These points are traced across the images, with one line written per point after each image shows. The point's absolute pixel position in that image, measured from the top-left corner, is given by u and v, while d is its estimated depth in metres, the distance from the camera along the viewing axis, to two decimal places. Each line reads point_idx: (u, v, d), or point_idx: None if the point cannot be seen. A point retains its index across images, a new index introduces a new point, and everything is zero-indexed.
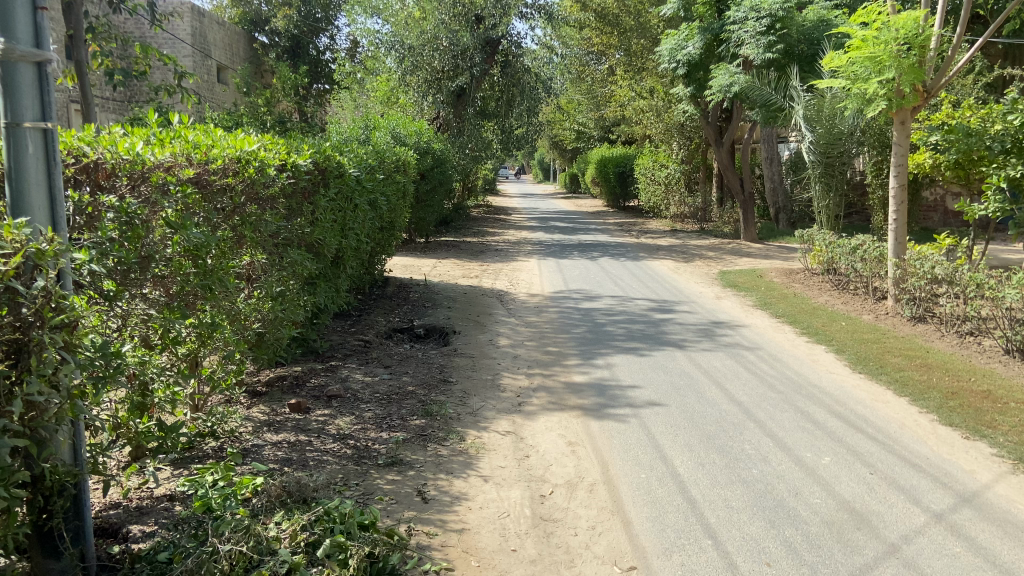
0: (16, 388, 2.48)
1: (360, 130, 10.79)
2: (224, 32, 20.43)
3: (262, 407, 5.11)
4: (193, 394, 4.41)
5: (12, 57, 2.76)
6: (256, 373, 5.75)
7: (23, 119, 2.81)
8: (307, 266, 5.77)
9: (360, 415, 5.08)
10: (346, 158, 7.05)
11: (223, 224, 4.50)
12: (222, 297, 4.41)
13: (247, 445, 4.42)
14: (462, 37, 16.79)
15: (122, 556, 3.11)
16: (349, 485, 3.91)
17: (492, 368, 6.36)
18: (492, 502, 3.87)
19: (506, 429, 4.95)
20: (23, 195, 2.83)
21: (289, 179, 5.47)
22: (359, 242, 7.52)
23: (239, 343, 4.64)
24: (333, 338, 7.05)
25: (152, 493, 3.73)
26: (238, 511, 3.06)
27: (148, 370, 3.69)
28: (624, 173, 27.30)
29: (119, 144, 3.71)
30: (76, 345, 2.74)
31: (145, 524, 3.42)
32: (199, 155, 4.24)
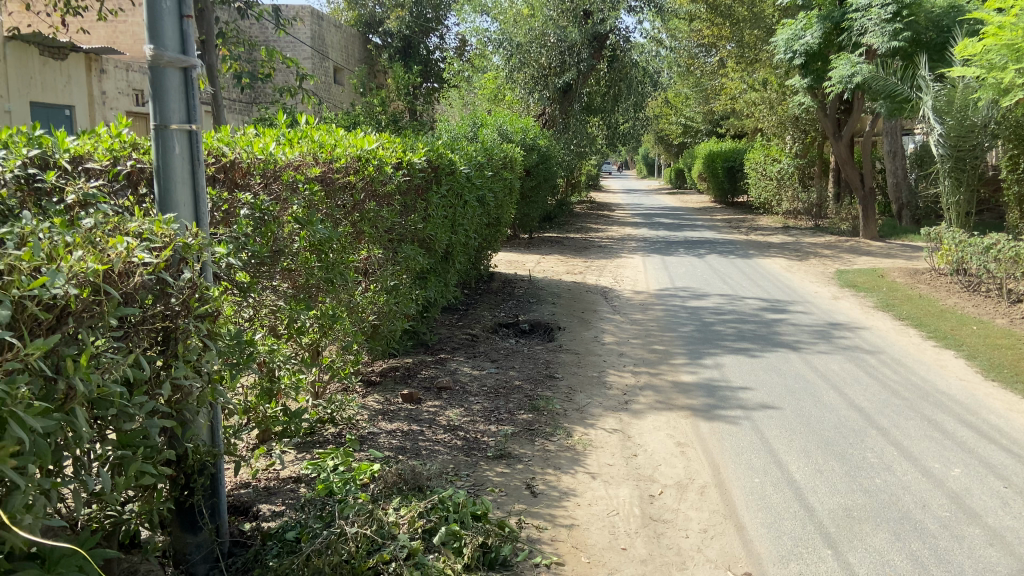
0: (164, 372, 2.68)
1: (468, 127, 10.97)
2: (341, 34, 21.36)
3: (377, 396, 5.31)
4: (314, 381, 4.63)
5: (161, 63, 2.99)
6: (370, 363, 5.98)
7: (170, 121, 3.03)
8: (419, 260, 5.94)
9: (469, 407, 5.18)
10: (457, 156, 7.19)
11: (344, 220, 4.70)
12: (342, 290, 4.62)
13: (364, 432, 4.60)
14: (570, 33, 16.75)
15: (253, 533, 3.29)
16: (460, 475, 4.01)
17: (599, 365, 6.34)
18: (601, 499, 3.87)
19: (614, 426, 4.93)
20: (170, 192, 3.05)
21: (405, 176, 5.64)
22: (468, 238, 7.66)
23: (356, 334, 4.83)
24: (442, 332, 7.24)
25: (278, 475, 3.96)
26: (360, 496, 3.21)
27: (277, 357, 3.94)
28: (734, 168, 26.47)
29: (255, 145, 3.94)
30: (216, 334, 2.93)
31: (273, 504, 3.61)
32: (324, 154, 4.44)
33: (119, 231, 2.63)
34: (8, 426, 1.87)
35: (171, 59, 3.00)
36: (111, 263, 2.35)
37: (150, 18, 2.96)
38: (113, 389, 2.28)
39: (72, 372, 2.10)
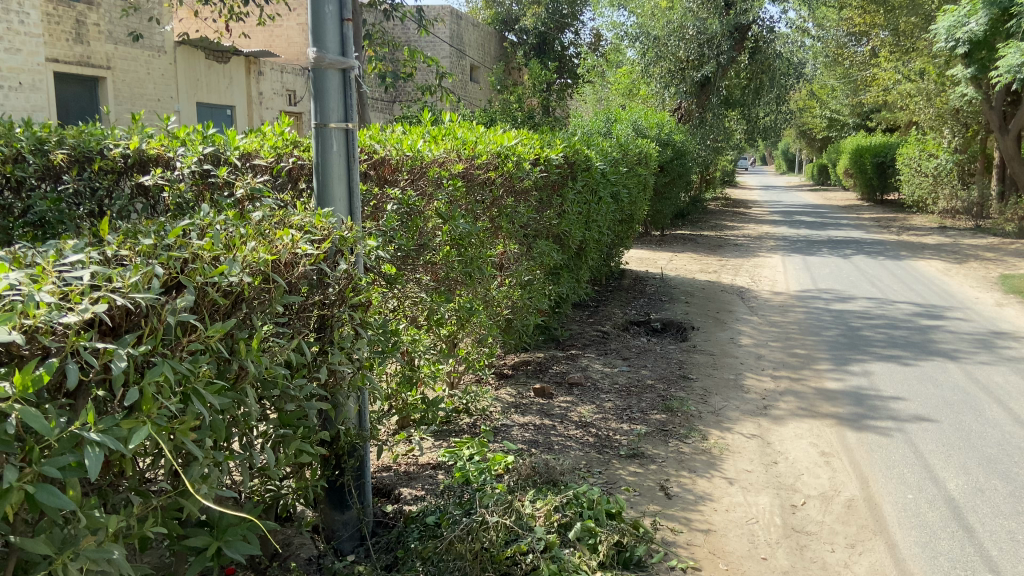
0: (321, 357, 2.85)
1: (602, 122, 10.91)
2: (478, 33, 21.84)
3: (510, 389, 5.40)
4: (450, 372, 4.78)
5: (322, 65, 3.16)
6: (503, 356, 6.08)
7: (329, 120, 3.20)
8: (553, 256, 5.99)
9: (600, 404, 5.16)
10: (593, 151, 7.17)
11: (482, 215, 4.82)
12: (479, 283, 4.72)
13: (498, 424, 4.69)
14: (709, 25, 16.31)
15: (395, 515, 3.43)
16: (593, 472, 4.00)
17: (735, 368, 6.14)
18: (740, 506, 3.75)
19: (752, 431, 4.77)
20: (327, 188, 3.23)
21: (542, 172, 5.69)
22: (601, 234, 7.62)
23: (492, 328, 4.93)
24: (573, 328, 7.26)
25: (418, 461, 4.12)
26: (498, 486, 3.27)
27: (418, 348, 4.10)
28: (884, 164, 24.87)
29: (404, 142, 4.14)
30: (368, 323, 3.08)
31: (413, 488, 3.76)
32: (467, 151, 4.55)
33: (284, 224, 2.84)
34: (189, 402, 2.03)
35: (332, 61, 3.16)
36: (279, 254, 2.52)
37: (314, 23, 3.13)
38: (278, 371, 2.45)
39: (244, 354, 2.26)
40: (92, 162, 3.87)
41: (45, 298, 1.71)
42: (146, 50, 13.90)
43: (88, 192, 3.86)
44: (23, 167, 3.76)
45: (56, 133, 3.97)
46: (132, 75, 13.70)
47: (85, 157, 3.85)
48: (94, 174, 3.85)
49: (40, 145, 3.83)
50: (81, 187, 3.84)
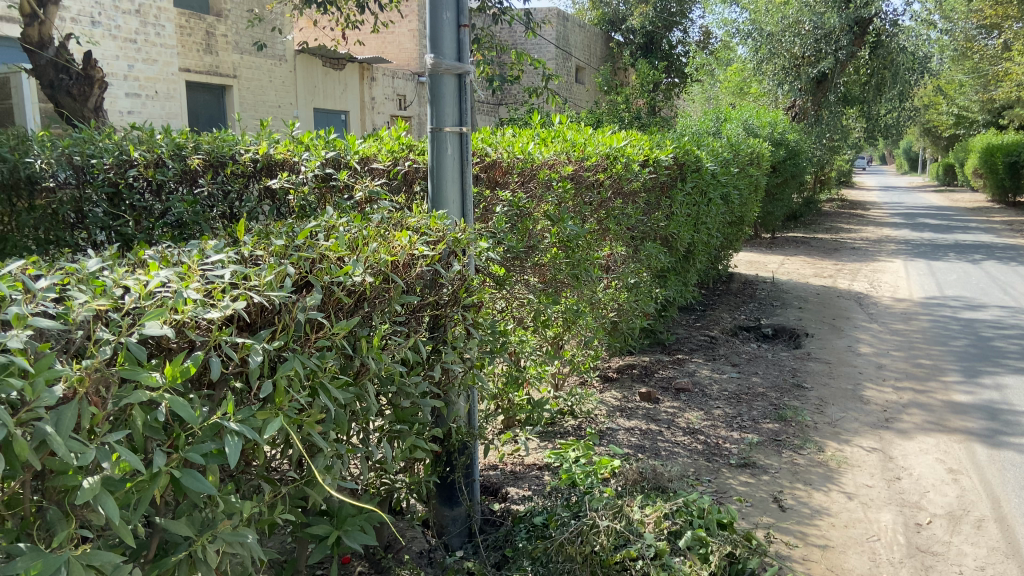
0: (434, 356, 2.93)
1: (712, 122, 10.65)
2: (584, 33, 21.82)
3: (615, 393, 5.36)
4: (556, 373, 4.80)
5: (439, 71, 3.24)
6: (608, 359, 6.04)
7: (445, 124, 3.28)
8: (661, 259, 5.90)
9: (709, 411, 5.05)
10: (703, 152, 7.00)
11: (590, 218, 4.80)
12: (586, 286, 4.69)
13: (603, 427, 4.67)
14: (827, 19, 15.58)
15: (503, 514, 3.47)
16: (702, 480, 3.92)
17: (853, 377, 5.87)
18: (859, 522, 3.58)
19: (872, 445, 4.54)
20: (441, 190, 3.31)
21: (651, 174, 5.61)
22: (710, 236, 7.43)
23: (597, 330, 4.90)
24: (680, 332, 7.13)
25: (524, 461, 4.17)
26: (606, 490, 3.25)
27: (525, 349, 4.14)
28: (1018, 164, 23.07)
29: (515, 145, 4.20)
30: (479, 323, 3.15)
31: (520, 488, 3.81)
32: (576, 153, 4.57)
33: (402, 226, 2.95)
34: (317, 396, 2.13)
35: (448, 66, 3.24)
36: (398, 256, 2.61)
37: (432, 29, 3.22)
38: (396, 368, 2.54)
39: (366, 351, 2.36)
40: (225, 167, 4.12)
41: (192, 295, 1.83)
42: (268, 59, 14.62)
43: (221, 194, 4.11)
44: (164, 171, 4.06)
45: (193, 140, 4.27)
46: (255, 83, 14.43)
47: (218, 161, 4.11)
48: (228, 177, 4.09)
49: (178, 151, 4.15)
50: (215, 189, 4.09)
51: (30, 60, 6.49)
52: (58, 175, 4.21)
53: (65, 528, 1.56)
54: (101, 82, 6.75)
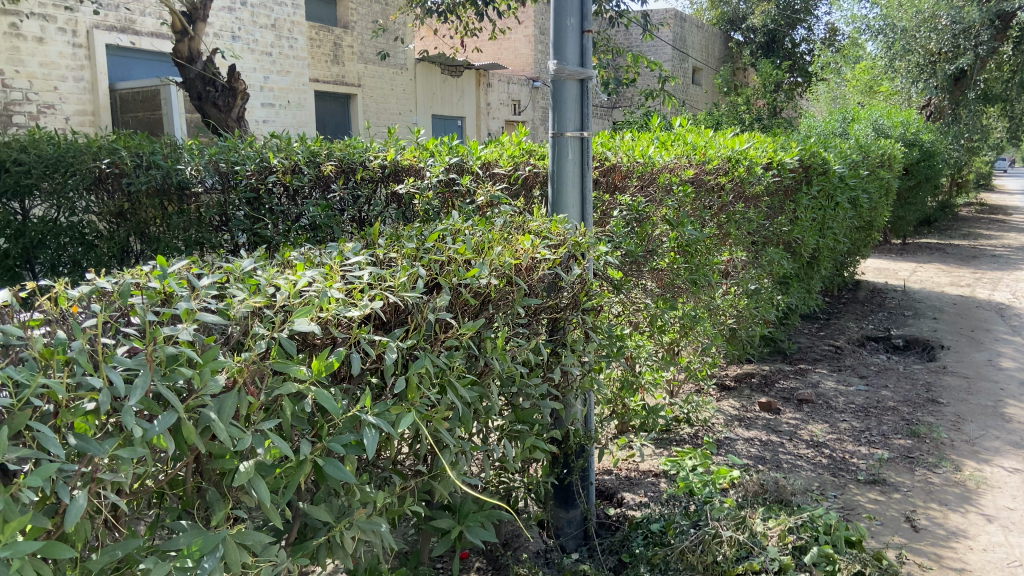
0: (554, 358, 2.98)
1: (838, 123, 10.20)
2: (702, 34, 21.42)
3: (733, 401, 5.24)
4: (672, 380, 4.73)
5: (562, 76, 3.27)
6: (726, 367, 5.90)
7: (565, 129, 3.31)
8: (783, 264, 5.71)
9: (834, 424, 4.84)
10: (830, 154, 6.73)
11: (710, 222, 4.74)
12: (705, 292, 4.61)
13: (721, 436, 4.57)
14: (967, 13, 14.58)
15: (618, 519, 3.47)
16: (826, 495, 3.76)
17: (995, 394, 5.46)
18: (1000, 547, 3.34)
19: (1016, 466, 4.22)
20: (561, 195, 3.35)
21: (775, 177, 5.46)
22: (837, 241, 7.12)
23: (715, 337, 4.80)
24: (802, 341, 6.87)
25: (638, 467, 4.15)
26: (726, 500, 3.18)
27: (641, 354, 4.11)
28: None
29: (635, 150, 4.26)
30: (599, 327, 3.16)
31: (636, 494, 3.79)
32: (697, 156, 4.54)
33: (524, 230, 3.02)
34: (445, 393, 2.21)
35: (571, 72, 3.27)
36: (521, 259, 2.66)
37: (555, 36, 3.26)
38: (518, 369, 2.60)
39: (490, 351, 2.43)
40: (355, 173, 4.33)
41: (335, 294, 1.94)
42: (391, 68, 15.17)
43: (352, 199, 4.33)
44: (300, 177, 4.32)
45: (326, 147, 4.51)
46: (378, 91, 15.01)
47: (350, 167, 4.32)
48: (358, 183, 4.31)
49: (313, 158, 4.39)
50: (347, 194, 4.32)
51: (181, 74, 7.01)
52: (205, 180, 4.56)
53: (222, 507, 1.69)
54: (243, 94, 7.20)
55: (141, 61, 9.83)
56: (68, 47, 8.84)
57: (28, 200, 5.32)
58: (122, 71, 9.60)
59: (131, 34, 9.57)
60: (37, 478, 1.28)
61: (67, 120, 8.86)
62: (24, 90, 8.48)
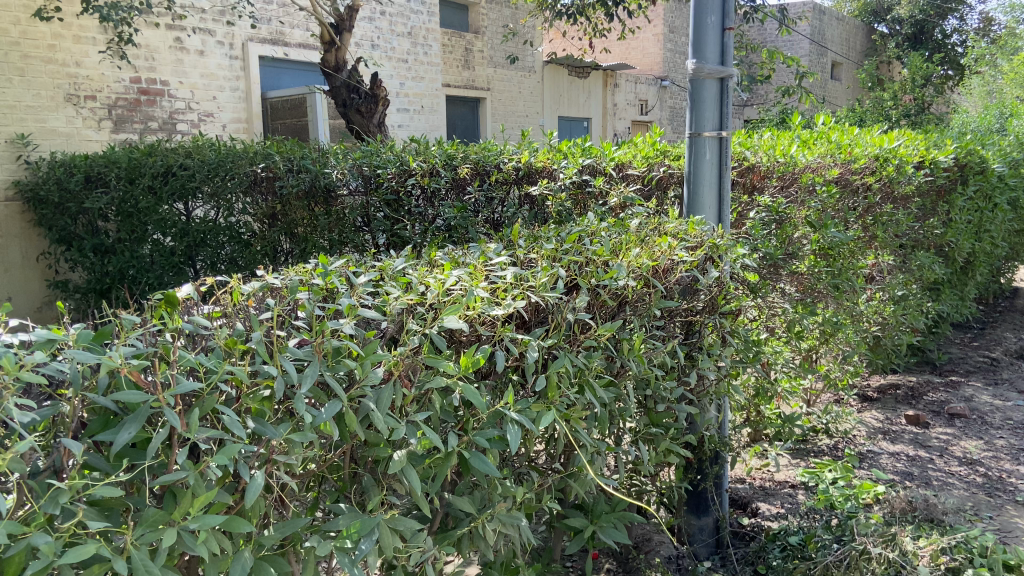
0: (690, 361, 2.94)
1: (997, 119, 9.46)
2: (841, 27, 20.43)
3: (876, 413, 4.96)
4: (809, 388, 4.55)
5: (701, 75, 3.23)
6: (868, 378, 5.59)
7: (703, 129, 3.26)
8: (935, 269, 5.36)
9: (990, 441, 4.48)
10: (989, 152, 6.26)
11: (854, 223, 4.53)
12: (847, 297, 4.39)
13: (863, 449, 4.34)
14: None
15: (753, 530, 3.37)
16: (983, 516, 3.50)
17: None
18: None
19: None
20: (698, 196, 3.29)
21: (927, 177, 5.13)
22: (994, 246, 6.59)
23: (858, 345, 4.56)
24: (953, 351, 6.40)
25: (773, 477, 4.02)
26: (871, 515, 3.03)
27: (778, 360, 3.97)
28: None
29: (776, 149, 4.27)
30: (736, 331, 3.09)
31: (772, 505, 3.68)
32: (842, 155, 4.40)
33: (661, 232, 3.02)
34: (584, 392, 2.23)
35: (710, 71, 3.22)
36: (659, 260, 2.64)
37: (695, 34, 3.22)
38: (654, 371, 2.59)
39: (627, 353, 2.42)
40: (490, 175, 4.45)
41: (481, 292, 2.02)
42: (519, 71, 15.39)
43: (487, 201, 4.43)
44: (437, 180, 4.48)
45: (462, 150, 4.65)
46: (506, 94, 15.26)
47: (485, 170, 4.44)
48: (492, 185, 4.41)
49: (450, 161, 4.53)
50: (481, 196, 4.44)
51: (329, 83, 7.43)
52: (349, 183, 4.81)
53: (377, 493, 1.79)
54: (384, 99, 7.52)
55: (289, 70, 10.45)
56: (225, 59, 9.55)
57: (190, 201, 5.78)
58: (272, 80, 10.25)
59: (283, 46, 10.22)
60: (223, 457, 1.39)
61: (224, 127, 9.60)
62: (187, 99, 9.24)
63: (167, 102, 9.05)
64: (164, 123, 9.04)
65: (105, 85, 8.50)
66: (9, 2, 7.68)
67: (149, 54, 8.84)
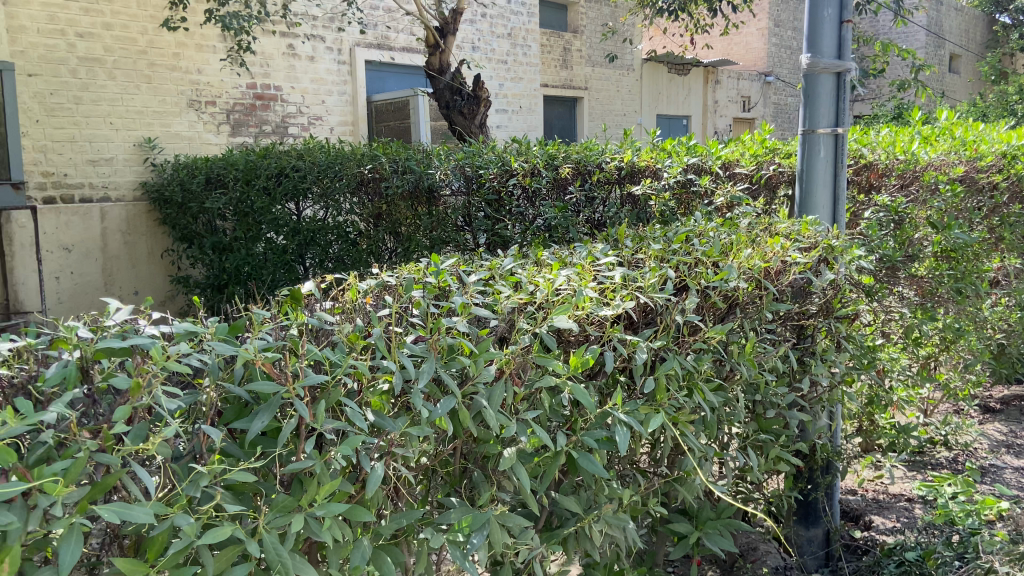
0: (803, 366, 2.84)
1: None
2: (960, 17, 19.33)
3: (1000, 426, 4.65)
4: (926, 397, 4.31)
5: (816, 70, 3.12)
6: (991, 388, 5.25)
7: (818, 126, 3.14)
8: None
9: None
10: None
11: (980, 224, 4.25)
12: (970, 304, 3.97)
13: (985, 463, 4.08)
14: None
15: (865, 543, 3.23)
16: None
17: None
18: None
19: None
20: (811, 195, 3.17)
21: None
22: None
23: (982, 352, 4.28)
24: None
25: (887, 489, 3.84)
26: (997, 533, 2.84)
27: (895, 367, 3.77)
28: None
29: (896, 146, 4.13)
30: (852, 335, 2.96)
31: (886, 518, 3.51)
32: (967, 153, 4.17)
33: (772, 232, 2.94)
34: (693, 394, 2.19)
35: (826, 65, 3.10)
36: (772, 262, 2.57)
37: (810, 28, 3.11)
38: (765, 375, 2.51)
39: (737, 356, 2.36)
40: (592, 175, 4.45)
41: (590, 293, 2.01)
42: (618, 70, 15.27)
43: (588, 200, 4.44)
44: (539, 180, 4.50)
45: (563, 149, 4.65)
46: (604, 93, 15.16)
47: (586, 170, 4.44)
48: (594, 184, 4.42)
49: (551, 160, 4.54)
50: (582, 196, 4.44)
51: (433, 85, 7.59)
52: (452, 183, 4.92)
53: (487, 489, 1.82)
54: (486, 101, 7.61)
55: (393, 74, 10.74)
56: (334, 64, 9.90)
57: (301, 201, 6.01)
58: (378, 84, 10.54)
59: (388, 50, 10.51)
60: (346, 448, 1.44)
61: (332, 130, 9.95)
62: (298, 104, 9.62)
63: (279, 106, 9.46)
64: (276, 126, 9.44)
65: (223, 91, 8.96)
66: (138, 15, 8.22)
67: (264, 61, 9.27)
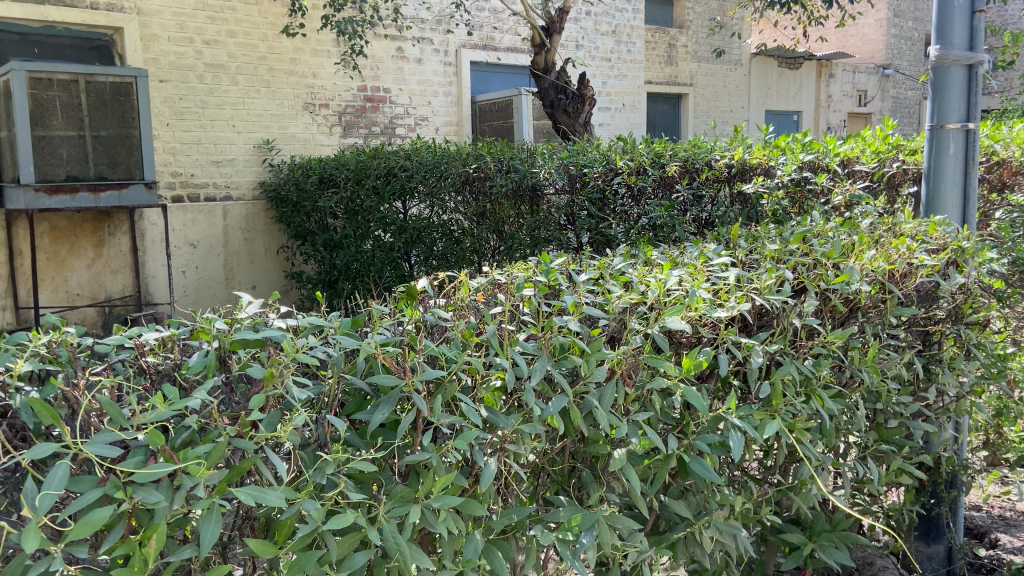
0: (929, 375, 2.68)
1: None
2: None
3: None
4: None
5: (945, 63, 2.93)
6: None
7: (947, 121, 2.96)
8: None
9: None
10: None
11: None
12: None
13: None
14: None
15: (992, 561, 3.04)
16: None
17: None
18: None
19: None
20: (938, 194, 2.99)
21: None
22: None
23: None
24: None
25: (1016, 506, 3.59)
26: None
27: None
28: None
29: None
30: (984, 343, 2.77)
31: (1014, 537, 3.28)
32: None
33: (897, 233, 2.80)
34: (811, 401, 2.11)
35: (957, 57, 2.91)
36: (897, 264, 2.44)
37: (939, 18, 2.93)
38: (887, 384, 2.39)
39: (858, 362, 2.26)
40: (700, 173, 4.39)
41: (704, 294, 1.97)
42: (725, 65, 14.85)
43: (696, 199, 4.39)
44: (645, 178, 4.46)
45: (670, 147, 4.58)
46: (710, 89, 14.78)
47: (694, 167, 4.38)
48: (703, 183, 4.35)
49: (658, 159, 4.48)
50: (689, 194, 4.40)
51: (538, 84, 7.61)
52: (556, 182, 4.91)
53: (597, 490, 1.81)
54: (591, 99, 7.58)
55: (497, 74, 10.84)
56: (440, 66, 10.11)
57: (407, 200, 6.18)
58: (482, 84, 10.66)
59: (493, 50, 10.64)
60: (462, 442, 1.47)
61: (438, 130, 10.14)
62: (406, 105, 9.86)
63: (388, 107, 9.72)
64: (385, 128, 9.72)
65: (336, 94, 9.30)
66: (260, 22, 8.65)
67: (375, 64, 9.56)
